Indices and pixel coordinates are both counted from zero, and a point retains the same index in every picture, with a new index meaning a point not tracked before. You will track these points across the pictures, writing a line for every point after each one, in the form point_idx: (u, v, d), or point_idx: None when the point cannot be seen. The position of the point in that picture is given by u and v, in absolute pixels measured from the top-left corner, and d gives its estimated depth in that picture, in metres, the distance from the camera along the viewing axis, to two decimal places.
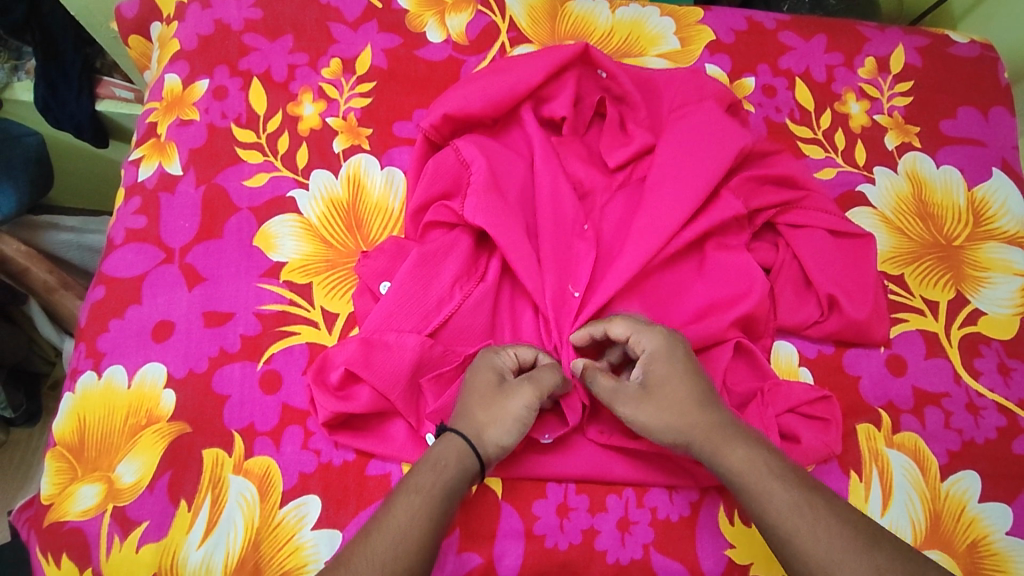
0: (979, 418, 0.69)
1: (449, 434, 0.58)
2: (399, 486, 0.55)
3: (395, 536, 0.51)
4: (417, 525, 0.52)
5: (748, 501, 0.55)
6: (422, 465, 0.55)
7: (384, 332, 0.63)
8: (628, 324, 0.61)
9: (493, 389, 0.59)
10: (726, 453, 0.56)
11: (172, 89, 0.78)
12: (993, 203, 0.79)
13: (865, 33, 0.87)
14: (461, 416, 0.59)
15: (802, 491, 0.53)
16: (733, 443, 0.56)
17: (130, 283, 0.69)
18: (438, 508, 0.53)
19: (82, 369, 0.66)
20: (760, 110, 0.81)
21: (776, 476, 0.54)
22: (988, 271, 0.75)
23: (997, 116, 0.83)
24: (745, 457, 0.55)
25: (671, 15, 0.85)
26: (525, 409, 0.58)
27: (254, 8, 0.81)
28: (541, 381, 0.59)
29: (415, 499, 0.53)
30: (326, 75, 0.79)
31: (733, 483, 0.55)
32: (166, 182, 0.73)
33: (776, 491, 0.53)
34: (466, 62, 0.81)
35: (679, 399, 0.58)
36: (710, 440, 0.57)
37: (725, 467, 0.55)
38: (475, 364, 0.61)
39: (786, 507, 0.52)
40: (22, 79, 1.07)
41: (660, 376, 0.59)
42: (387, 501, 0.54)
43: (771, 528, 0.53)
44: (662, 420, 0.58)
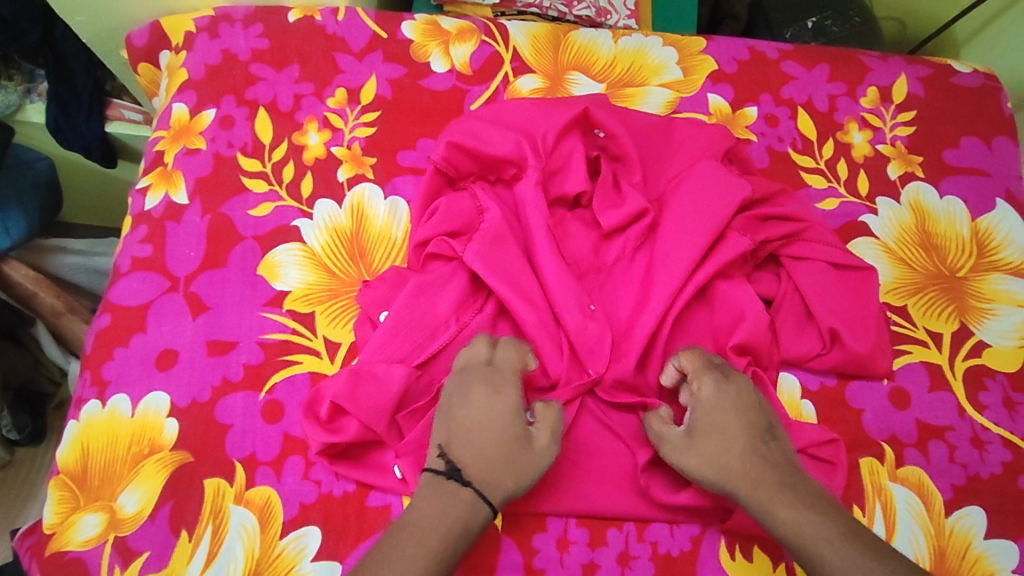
0: (984, 453, 0.68)
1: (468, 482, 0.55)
2: (417, 502, 0.55)
3: (412, 555, 0.51)
4: (431, 547, 0.52)
5: (801, 559, 0.54)
6: (441, 488, 0.55)
7: (373, 363, 0.63)
8: (688, 366, 0.63)
9: (509, 430, 0.58)
10: (776, 510, 0.56)
11: (179, 117, 0.79)
12: (998, 234, 0.78)
13: (868, 62, 0.87)
14: (486, 470, 0.56)
15: (857, 554, 0.53)
16: (783, 499, 0.56)
17: (135, 311, 0.70)
18: (454, 530, 0.53)
19: (86, 397, 0.67)
20: (762, 139, 0.81)
21: (830, 531, 0.54)
22: (993, 302, 0.75)
23: (1001, 146, 0.83)
24: (797, 515, 0.55)
25: (673, 45, 0.86)
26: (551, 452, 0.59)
27: (261, 38, 0.83)
28: (552, 418, 0.60)
29: (434, 520, 0.53)
30: (332, 105, 0.80)
31: (784, 540, 0.55)
32: (173, 211, 0.74)
33: (829, 550, 0.53)
34: (469, 91, 0.82)
35: (727, 450, 0.58)
36: (758, 497, 0.56)
37: (777, 528, 0.55)
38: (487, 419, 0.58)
39: (843, 567, 0.52)
40: (35, 102, 1.08)
41: (709, 427, 0.60)
42: (407, 519, 0.54)
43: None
44: (713, 473, 0.58)
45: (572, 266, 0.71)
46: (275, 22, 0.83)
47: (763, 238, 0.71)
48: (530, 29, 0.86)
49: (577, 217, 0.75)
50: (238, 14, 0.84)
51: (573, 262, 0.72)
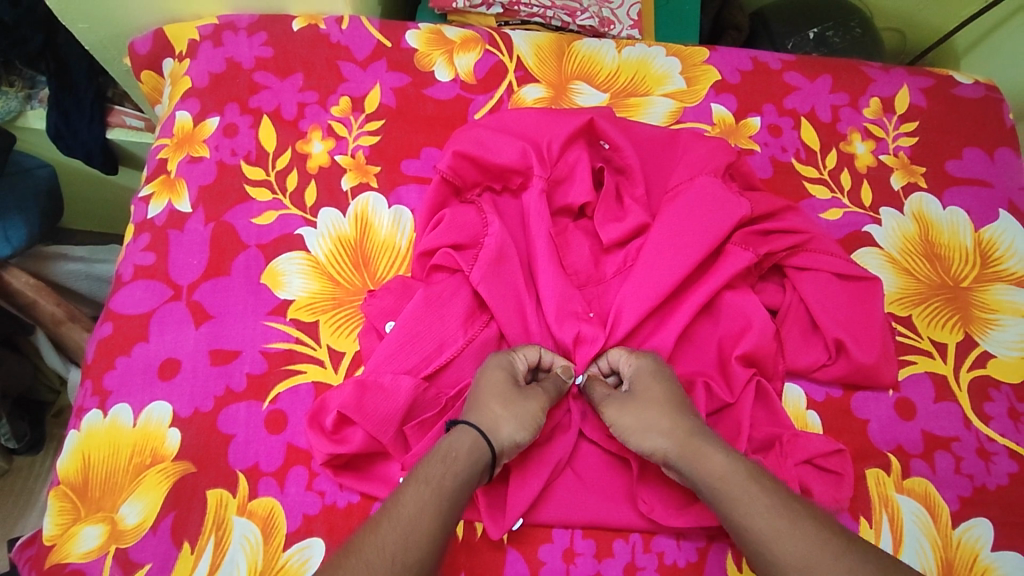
0: (990, 464, 0.68)
1: (461, 426, 0.57)
2: (405, 480, 0.53)
3: (405, 527, 0.49)
4: (425, 518, 0.50)
5: (725, 506, 0.54)
6: (431, 457, 0.54)
7: (380, 373, 0.63)
8: (620, 351, 0.65)
9: (510, 387, 0.60)
10: (704, 459, 0.56)
11: (183, 125, 0.79)
12: (1001, 244, 0.79)
13: (870, 73, 0.87)
14: (477, 412, 0.58)
15: (788, 505, 0.53)
16: (710, 449, 0.56)
17: (137, 320, 0.69)
18: (449, 499, 0.52)
19: (87, 407, 0.66)
20: (766, 149, 0.81)
21: (754, 481, 0.54)
22: (996, 313, 0.75)
23: (1003, 157, 0.83)
24: (722, 462, 0.55)
25: (677, 55, 0.86)
26: (540, 410, 0.60)
27: (265, 46, 0.83)
28: (553, 384, 0.63)
29: (426, 490, 0.51)
30: (336, 113, 0.80)
31: (710, 488, 0.55)
32: (175, 219, 0.74)
33: (752, 494, 0.53)
34: (474, 100, 0.82)
35: (658, 404, 0.59)
36: (687, 447, 0.57)
37: (705, 473, 0.55)
38: (491, 366, 0.62)
39: (761, 507, 0.52)
40: (36, 108, 1.08)
41: (645, 382, 0.61)
42: (396, 492, 0.52)
43: (747, 533, 0.52)
44: (641, 424, 0.59)
45: (573, 277, 0.71)
46: (280, 29, 0.83)
47: (767, 250, 0.71)
48: (534, 39, 0.86)
49: (580, 226, 0.74)
50: (242, 22, 0.84)
51: (577, 272, 0.72)
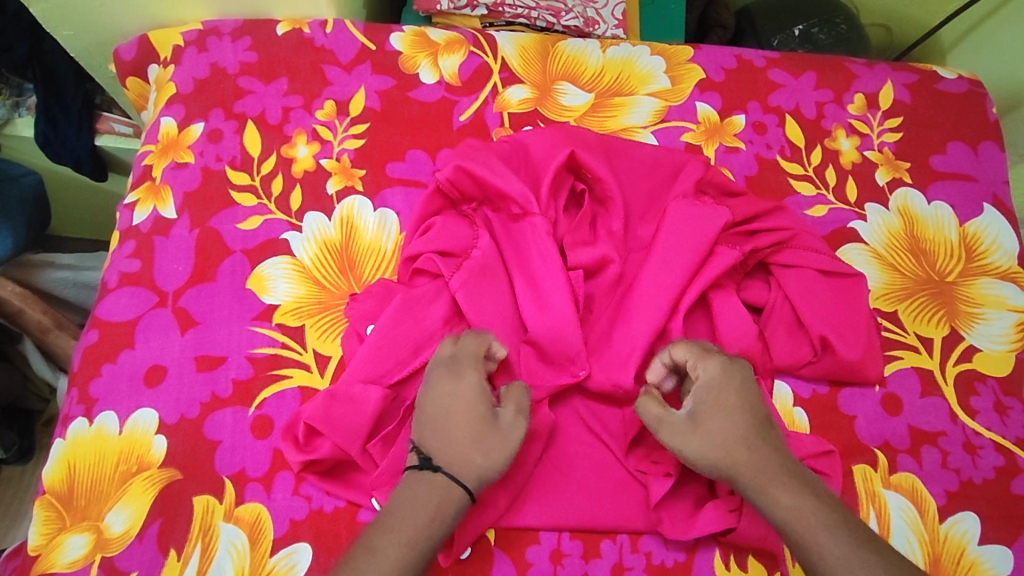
0: (976, 457, 0.68)
1: (436, 470, 0.54)
2: (372, 527, 0.51)
3: (397, 548, 0.50)
4: (415, 542, 0.51)
5: (795, 545, 0.53)
6: (399, 505, 0.52)
7: (350, 383, 0.63)
8: (688, 349, 0.60)
9: (482, 419, 0.56)
10: (775, 494, 0.54)
11: (167, 132, 0.79)
12: (986, 238, 0.79)
13: (855, 69, 0.87)
14: (450, 454, 0.55)
15: (859, 548, 0.51)
16: (782, 482, 0.54)
17: (123, 327, 0.69)
18: (439, 526, 0.52)
19: (73, 415, 0.66)
20: (751, 147, 0.81)
21: (825, 520, 0.53)
22: (982, 307, 0.75)
23: (988, 151, 0.84)
24: (794, 498, 0.54)
25: (661, 54, 0.86)
26: (519, 444, 0.56)
27: (249, 51, 0.82)
28: (517, 397, 0.58)
29: (421, 516, 0.52)
30: (321, 117, 0.80)
31: (779, 523, 0.54)
32: (161, 226, 0.74)
33: (821, 534, 0.52)
34: (458, 102, 0.82)
35: (734, 429, 0.56)
36: (759, 479, 0.55)
37: (775, 510, 0.54)
38: (460, 391, 0.57)
39: (833, 550, 0.51)
40: (24, 116, 1.07)
41: (709, 404, 0.57)
42: (362, 543, 0.50)
43: (814, 574, 0.52)
44: (710, 450, 0.56)
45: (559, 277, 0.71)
46: (263, 34, 0.83)
47: (752, 247, 0.71)
48: (518, 40, 0.86)
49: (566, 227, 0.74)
50: (226, 27, 0.84)
51: None
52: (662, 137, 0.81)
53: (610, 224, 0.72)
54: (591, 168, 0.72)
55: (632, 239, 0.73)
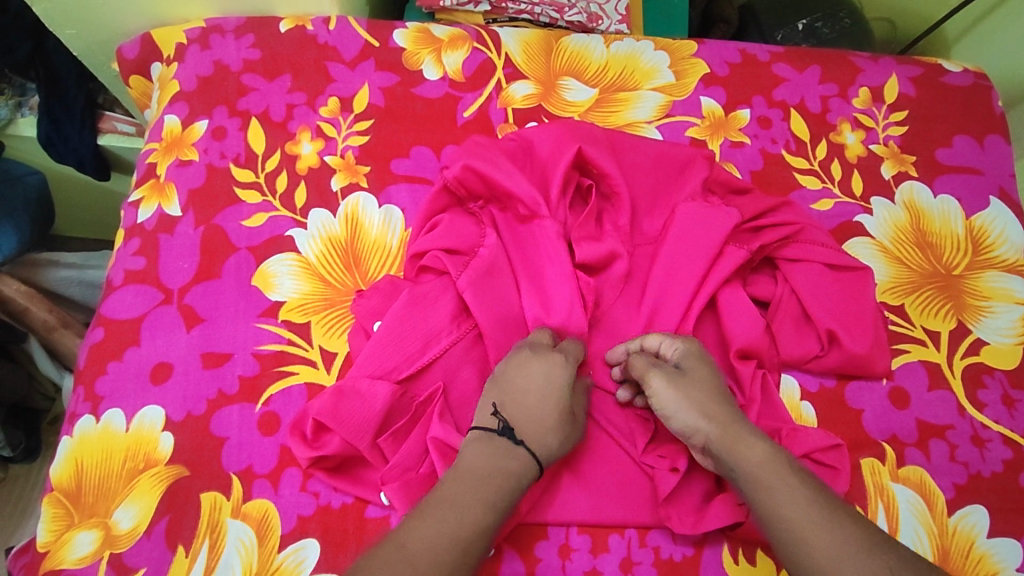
0: (985, 451, 0.68)
1: (516, 440, 0.56)
2: (431, 493, 0.53)
3: (454, 516, 0.51)
4: (472, 513, 0.51)
5: (758, 492, 0.54)
6: (462, 472, 0.54)
7: (357, 379, 0.63)
8: (661, 335, 0.64)
9: (564, 402, 0.59)
10: (742, 447, 0.56)
11: (172, 129, 0.79)
12: (993, 231, 0.79)
13: (859, 63, 0.87)
14: (536, 429, 0.57)
15: (822, 499, 0.53)
16: (749, 437, 0.57)
17: (129, 324, 0.69)
18: (499, 498, 0.53)
19: (80, 413, 0.66)
20: (756, 141, 0.81)
21: (792, 472, 0.55)
22: (989, 300, 0.75)
23: (994, 144, 0.83)
24: (763, 451, 0.56)
25: (665, 49, 0.86)
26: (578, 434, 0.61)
27: (253, 48, 0.82)
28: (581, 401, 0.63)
29: (483, 486, 0.53)
30: (325, 114, 0.80)
31: (745, 476, 0.55)
32: (166, 223, 0.74)
33: (789, 487, 0.54)
34: (462, 98, 0.81)
35: (705, 391, 0.60)
36: (728, 433, 0.57)
37: (743, 459, 0.56)
38: (550, 375, 0.60)
39: (798, 500, 0.53)
40: (27, 115, 1.07)
41: (688, 372, 0.61)
42: (423, 505, 0.52)
43: (775, 518, 0.53)
44: (684, 406, 0.59)
45: None
46: (267, 31, 0.83)
47: (759, 243, 0.71)
48: (522, 36, 0.86)
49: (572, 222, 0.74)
50: (229, 24, 0.84)
51: None
52: (667, 132, 0.81)
53: (616, 221, 0.73)
54: (597, 163, 0.72)
55: (637, 235, 0.73)
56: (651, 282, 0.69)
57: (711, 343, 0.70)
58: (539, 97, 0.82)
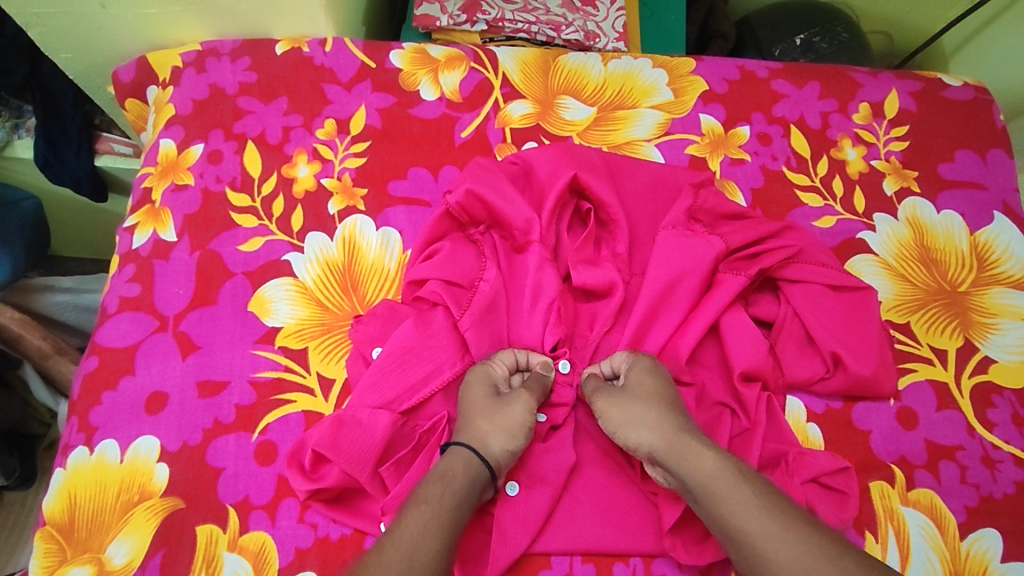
0: (996, 472, 0.66)
1: (457, 448, 0.57)
2: (406, 502, 0.54)
3: (409, 547, 0.49)
4: (427, 540, 0.50)
5: (710, 505, 0.54)
6: (429, 479, 0.55)
7: (357, 408, 0.62)
8: (626, 355, 0.65)
9: (490, 400, 0.60)
10: (692, 458, 0.55)
11: (166, 154, 0.78)
12: (997, 246, 0.78)
13: (858, 78, 0.87)
14: (465, 432, 0.59)
15: (774, 509, 0.52)
16: (698, 447, 0.56)
17: (124, 353, 0.68)
18: (452, 523, 0.52)
19: (74, 444, 0.65)
20: (756, 158, 0.80)
21: (744, 481, 0.54)
22: (995, 316, 0.74)
23: (996, 158, 0.83)
24: (712, 462, 0.55)
25: (663, 67, 0.85)
26: (527, 413, 0.60)
27: (249, 71, 0.82)
28: (533, 385, 0.62)
29: (445, 492, 0.54)
30: (321, 136, 0.79)
31: (695, 488, 0.55)
32: (161, 249, 0.73)
33: (740, 498, 0.52)
34: (460, 119, 0.81)
35: (648, 399, 0.59)
36: (674, 446, 0.56)
37: (690, 471, 0.55)
38: (467, 379, 0.63)
39: (752, 512, 0.52)
40: (23, 137, 1.07)
41: (637, 383, 0.61)
42: (399, 514, 0.52)
43: (730, 532, 0.52)
44: (632, 420, 0.59)
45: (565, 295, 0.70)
46: (262, 54, 0.83)
47: (763, 264, 0.69)
48: (519, 55, 0.85)
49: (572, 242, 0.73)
50: (225, 47, 0.84)
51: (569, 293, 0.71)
52: (667, 151, 0.80)
53: (616, 244, 0.72)
54: (597, 184, 0.71)
55: (638, 256, 0.72)
56: (652, 305, 0.68)
57: (714, 365, 0.69)
58: (537, 117, 0.81)
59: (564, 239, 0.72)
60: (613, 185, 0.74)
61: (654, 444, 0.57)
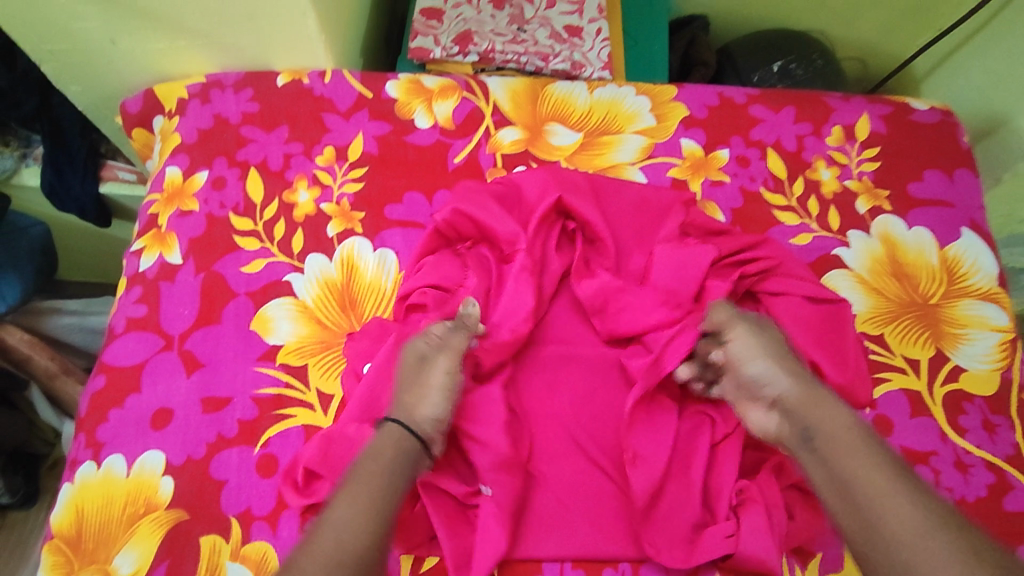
0: (968, 476, 0.69)
1: (389, 425, 0.58)
2: (338, 485, 0.53)
3: (339, 532, 0.49)
4: (358, 522, 0.50)
5: (838, 449, 0.54)
6: (362, 458, 0.55)
7: (344, 425, 0.64)
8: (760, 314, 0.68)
9: (415, 370, 0.62)
10: (822, 406, 0.57)
11: (172, 180, 0.82)
12: (966, 260, 0.81)
13: (831, 103, 0.91)
14: (393, 407, 0.60)
15: (899, 472, 0.52)
16: (835, 402, 0.57)
17: (131, 371, 0.71)
18: (384, 499, 0.52)
19: (81, 459, 0.67)
20: (735, 179, 0.85)
21: (872, 441, 0.54)
22: (965, 327, 0.77)
23: (962, 177, 0.87)
24: (847, 416, 0.56)
25: (646, 94, 0.90)
26: (445, 376, 0.61)
27: (251, 102, 0.86)
28: (452, 346, 0.64)
29: (376, 472, 0.53)
30: (321, 163, 0.83)
31: (823, 431, 0.55)
32: (167, 271, 0.76)
33: (869, 450, 0.53)
34: (452, 145, 0.85)
35: (782, 350, 0.63)
36: (808, 395, 0.58)
37: (822, 416, 0.56)
38: (398, 355, 0.65)
39: (886, 465, 0.52)
40: (31, 166, 1.10)
41: (774, 335, 0.64)
42: (331, 499, 0.52)
43: (854, 476, 0.52)
44: (765, 360, 0.61)
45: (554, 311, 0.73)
46: (264, 85, 0.87)
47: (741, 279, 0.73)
48: (509, 84, 0.90)
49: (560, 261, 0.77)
50: (228, 79, 0.88)
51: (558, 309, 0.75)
52: (650, 173, 0.84)
53: (602, 262, 0.76)
54: (583, 205, 0.75)
55: (623, 273, 0.76)
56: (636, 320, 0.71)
57: None
58: (527, 142, 0.86)
59: (553, 258, 0.76)
60: (598, 206, 0.78)
61: (790, 389, 0.59)
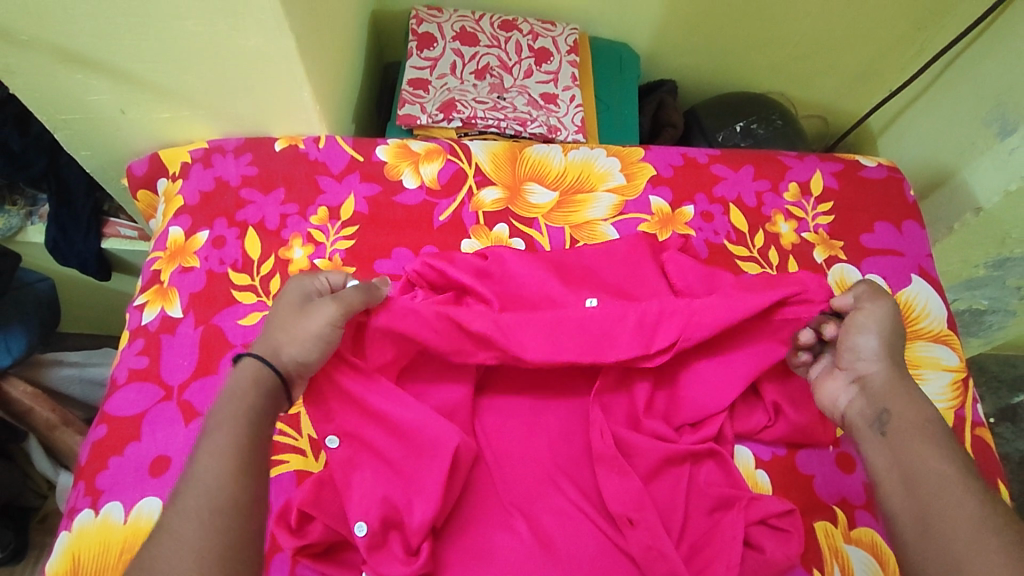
0: None
1: (246, 359, 0.62)
2: (202, 437, 0.57)
3: (205, 481, 0.53)
4: (219, 467, 0.54)
5: (907, 442, 0.60)
6: (222, 401, 0.58)
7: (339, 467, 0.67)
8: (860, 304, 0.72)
9: (295, 309, 0.66)
10: (905, 402, 0.63)
11: (175, 239, 0.88)
12: (917, 305, 0.87)
13: (787, 161, 0.99)
14: (263, 341, 0.64)
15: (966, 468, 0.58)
16: (909, 398, 0.63)
17: (131, 421, 0.74)
18: (246, 438, 0.56)
19: (80, 507, 0.70)
20: (700, 234, 0.91)
21: (939, 439, 0.60)
22: (919, 368, 0.82)
23: (910, 229, 0.94)
24: (916, 412, 0.62)
25: (616, 155, 0.97)
26: (323, 322, 0.65)
27: (250, 165, 0.92)
28: (340, 295, 0.67)
29: (238, 418, 0.57)
30: (315, 222, 0.89)
31: (893, 426, 0.62)
32: (168, 324, 0.81)
33: (933, 446, 0.59)
34: (438, 204, 0.91)
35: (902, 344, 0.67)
36: (898, 390, 0.64)
37: (899, 412, 0.62)
38: (287, 291, 0.69)
39: (939, 458, 0.58)
40: (35, 224, 1.16)
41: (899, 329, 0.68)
42: (196, 450, 0.56)
43: (919, 467, 0.58)
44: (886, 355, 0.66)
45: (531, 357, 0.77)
46: (263, 150, 0.94)
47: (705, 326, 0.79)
48: (490, 148, 0.97)
49: None
50: (229, 145, 0.94)
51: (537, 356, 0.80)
52: (622, 229, 0.91)
53: None
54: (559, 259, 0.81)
55: None
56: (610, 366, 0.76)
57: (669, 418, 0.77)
58: (507, 201, 0.92)
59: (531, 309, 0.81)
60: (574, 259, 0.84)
61: (879, 375, 0.65)
